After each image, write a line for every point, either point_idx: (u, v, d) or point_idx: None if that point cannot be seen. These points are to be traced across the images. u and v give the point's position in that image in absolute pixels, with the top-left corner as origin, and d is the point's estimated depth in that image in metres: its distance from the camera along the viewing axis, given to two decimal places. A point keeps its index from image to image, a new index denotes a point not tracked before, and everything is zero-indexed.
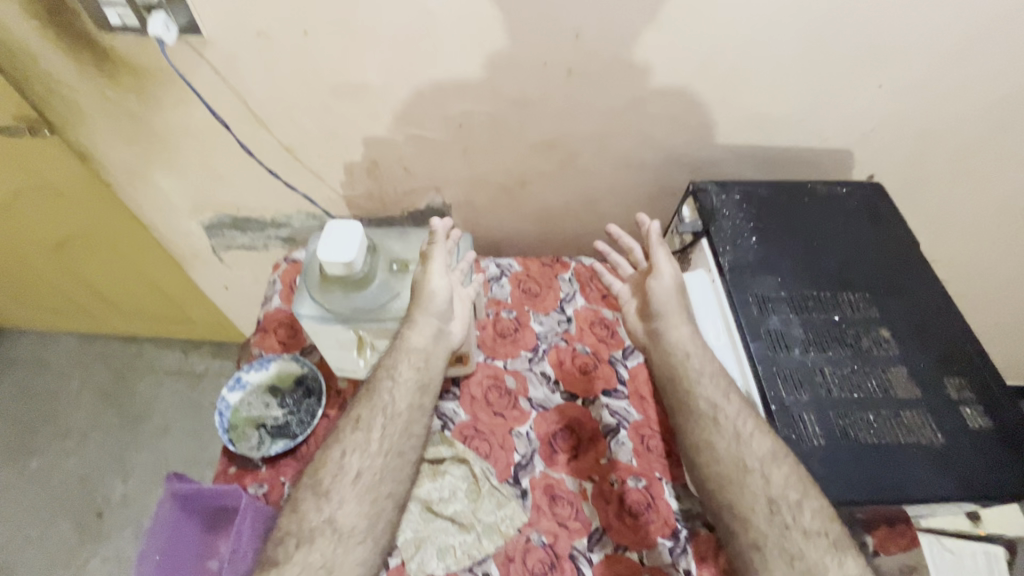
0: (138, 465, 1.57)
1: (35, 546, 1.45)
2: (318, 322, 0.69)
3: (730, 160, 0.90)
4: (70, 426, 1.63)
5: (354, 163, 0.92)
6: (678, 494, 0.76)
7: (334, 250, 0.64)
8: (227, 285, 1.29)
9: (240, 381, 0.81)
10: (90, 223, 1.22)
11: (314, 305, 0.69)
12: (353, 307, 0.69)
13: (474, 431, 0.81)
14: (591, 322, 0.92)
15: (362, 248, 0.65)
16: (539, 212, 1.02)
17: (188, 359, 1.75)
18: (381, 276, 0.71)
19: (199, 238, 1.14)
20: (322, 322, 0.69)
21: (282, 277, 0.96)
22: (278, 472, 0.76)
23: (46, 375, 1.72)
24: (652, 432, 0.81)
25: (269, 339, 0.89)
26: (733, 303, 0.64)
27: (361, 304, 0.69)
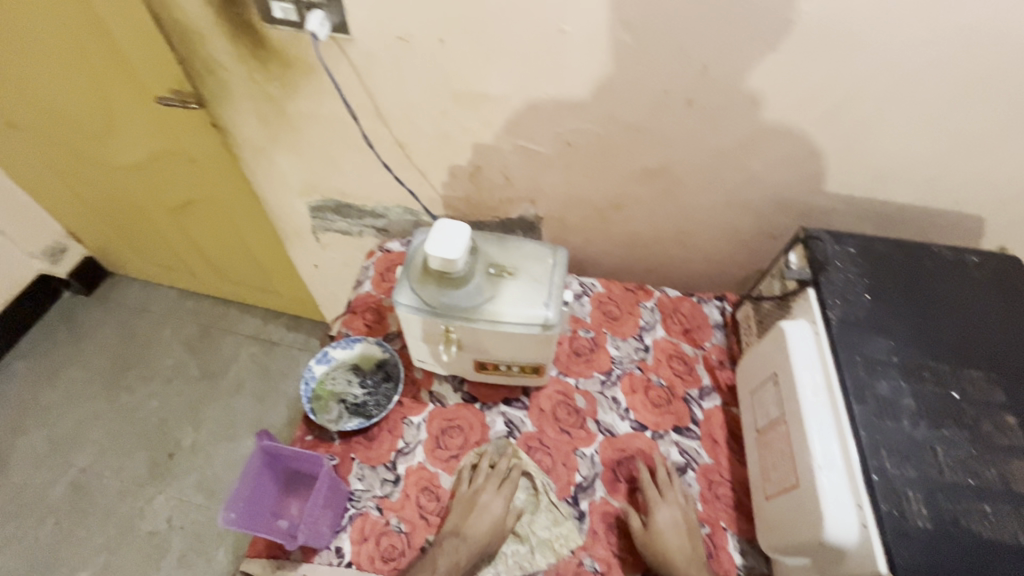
0: (210, 416, 1.69)
1: (112, 473, 1.58)
2: (414, 313, 0.72)
3: (841, 211, 0.87)
4: (158, 370, 1.78)
5: (458, 167, 0.96)
6: (743, 549, 0.73)
7: (438, 244, 0.67)
8: (317, 264, 1.38)
9: (327, 356, 0.86)
10: (211, 190, 1.34)
11: (412, 295, 0.71)
12: (446, 303, 0.70)
13: (539, 443, 0.81)
14: (670, 354, 0.90)
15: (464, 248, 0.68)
16: (628, 238, 1.02)
17: (266, 327, 1.87)
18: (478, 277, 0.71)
19: (303, 217, 1.22)
20: (416, 313, 0.71)
21: (375, 265, 1.01)
22: (349, 448, 0.79)
23: (145, 321, 1.89)
24: (721, 479, 0.78)
25: (357, 321, 0.94)
26: (839, 361, 0.61)
27: (455, 302, 0.70)
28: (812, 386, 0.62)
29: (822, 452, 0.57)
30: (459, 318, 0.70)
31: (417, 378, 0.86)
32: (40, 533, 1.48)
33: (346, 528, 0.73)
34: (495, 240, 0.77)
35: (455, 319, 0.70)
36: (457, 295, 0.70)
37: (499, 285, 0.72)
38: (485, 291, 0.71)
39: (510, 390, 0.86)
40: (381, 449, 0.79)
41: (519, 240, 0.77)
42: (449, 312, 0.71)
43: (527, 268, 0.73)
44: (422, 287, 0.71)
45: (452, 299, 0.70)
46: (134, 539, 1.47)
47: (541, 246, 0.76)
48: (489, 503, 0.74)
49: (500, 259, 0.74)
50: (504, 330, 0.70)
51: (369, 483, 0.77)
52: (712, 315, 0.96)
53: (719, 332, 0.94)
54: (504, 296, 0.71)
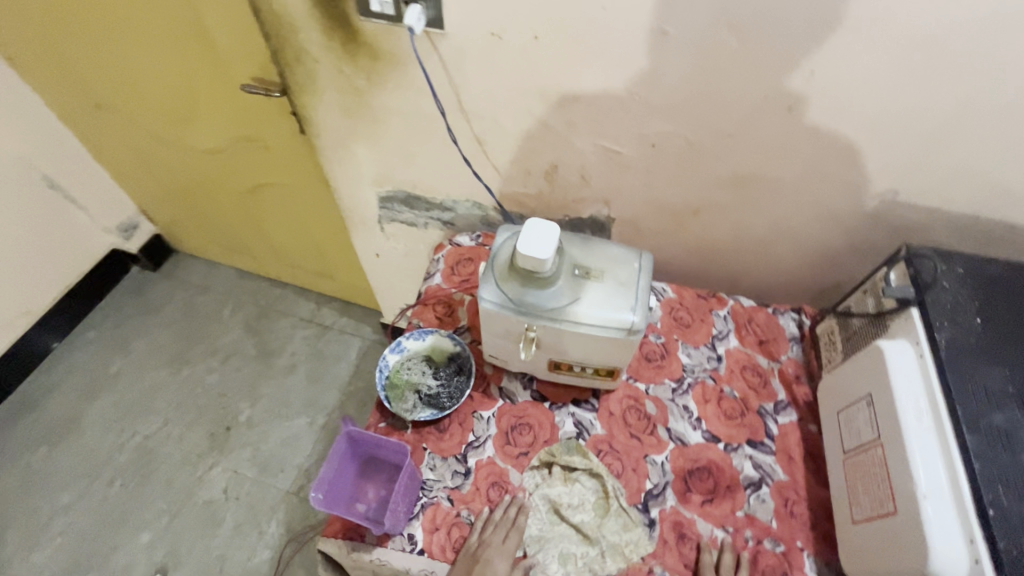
0: (265, 394, 1.75)
1: (174, 442, 1.66)
2: (497, 309, 0.72)
3: (939, 227, 0.83)
4: (219, 346, 1.86)
5: (535, 164, 0.96)
6: (819, 571, 0.71)
7: (529, 243, 0.66)
8: (379, 253, 1.40)
9: (400, 345, 0.88)
10: (283, 176, 1.38)
11: (496, 291, 0.72)
12: (531, 301, 0.70)
13: (609, 447, 0.80)
14: (743, 365, 0.88)
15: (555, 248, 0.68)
16: (702, 244, 1.00)
17: (320, 311, 1.92)
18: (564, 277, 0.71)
19: (371, 207, 1.25)
20: (500, 310, 0.72)
21: (445, 258, 1.02)
22: (421, 437, 0.81)
23: (207, 299, 1.97)
24: (797, 497, 0.76)
25: (428, 313, 0.95)
26: (948, 387, 0.58)
27: (540, 301, 0.70)
28: (916, 411, 0.59)
29: (927, 481, 0.55)
30: (543, 317, 0.70)
31: (487, 373, 0.87)
32: (108, 493, 1.57)
33: (418, 517, 0.74)
34: (578, 242, 0.76)
35: (539, 318, 0.70)
36: (542, 294, 0.70)
37: (584, 287, 0.71)
38: (570, 292, 0.71)
39: (579, 391, 0.85)
40: (452, 441, 0.81)
41: (601, 243, 0.76)
42: (534, 311, 0.71)
43: (612, 271, 0.73)
44: (507, 284, 0.71)
45: (537, 298, 0.70)
46: (193, 506, 1.54)
47: (625, 250, 0.76)
48: (497, 562, 0.70)
49: (585, 261, 0.74)
50: (588, 331, 0.70)
51: (440, 474, 0.78)
52: (787, 328, 0.93)
53: (795, 345, 0.91)
54: (589, 298, 0.70)
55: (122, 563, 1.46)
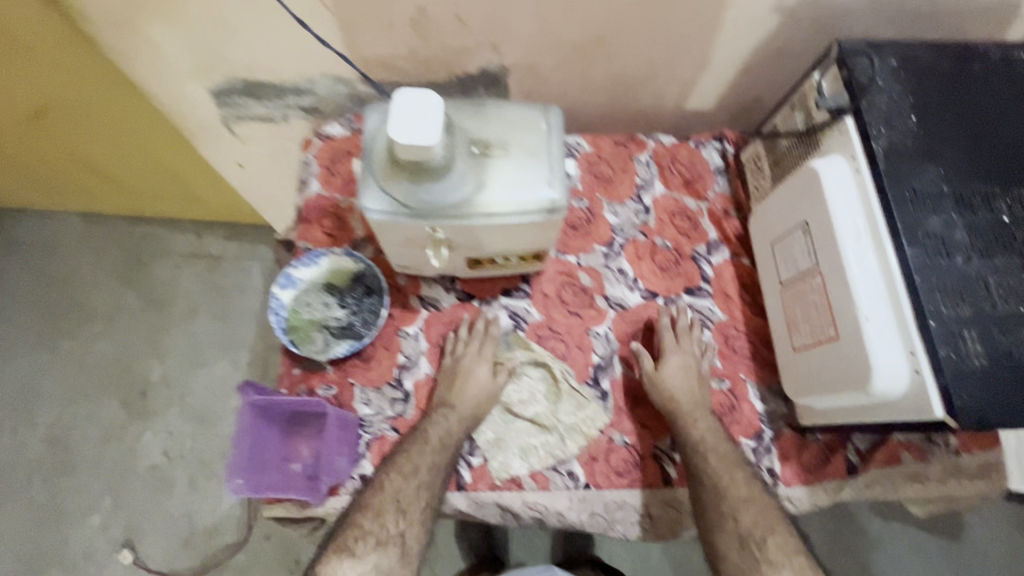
0: (172, 346, 1.56)
1: (86, 421, 1.49)
2: (389, 218, 0.58)
3: (865, 13, 0.73)
4: (95, 308, 1.59)
5: (395, 12, 0.74)
6: (763, 396, 0.74)
7: (406, 126, 0.51)
8: (242, 163, 1.15)
9: (291, 279, 0.74)
10: (71, 85, 1.03)
11: (382, 197, 0.57)
12: (429, 200, 0.57)
13: (550, 330, 0.75)
14: (672, 212, 0.82)
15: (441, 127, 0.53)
16: (613, 80, 0.86)
17: (201, 241, 1.66)
18: (461, 162, 0.57)
19: (206, 106, 0.97)
20: (394, 218, 0.58)
21: (317, 158, 0.82)
22: (345, 374, 0.72)
23: (55, 257, 1.63)
24: (737, 333, 0.77)
25: (315, 230, 0.79)
26: (887, 200, 0.54)
27: (439, 196, 0.57)
28: (854, 233, 0.56)
29: (867, 302, 0.54)
30: (447, 214, 0.58)
31: (402, 284, 0.76)
32: (32, 491, 1.42)
33: (364, 456, 0.69)
34: (467, 112, 0.61)
35: (443, 218, 0.58)
36: (438, 187, 0.57)
37: (487, 167, 0.58)
38: (473, 176, 0.58)
39: (508, 281, 0.77)
40: (381, 369, 0.72)
41: (495, 108, 0.62)
42: (434, 211, 0.58)
43: (515, 139, 0.60)
44: (392, 184, 0.57)
45: (435, 193, 0.57)
46: (136, 477, 1.44)
47: (525, 110, 0.62)
48: (473, 375, 0.71)
49: (480, 134, 0.60)
50: (503, 221, 0.59)
51: (377, 406, 0.71)
52: (712, 160, 0.86)
53: (721, 178, 0.85)
54: (496, 181, 0.58)
55: (81, 550, 1.38)
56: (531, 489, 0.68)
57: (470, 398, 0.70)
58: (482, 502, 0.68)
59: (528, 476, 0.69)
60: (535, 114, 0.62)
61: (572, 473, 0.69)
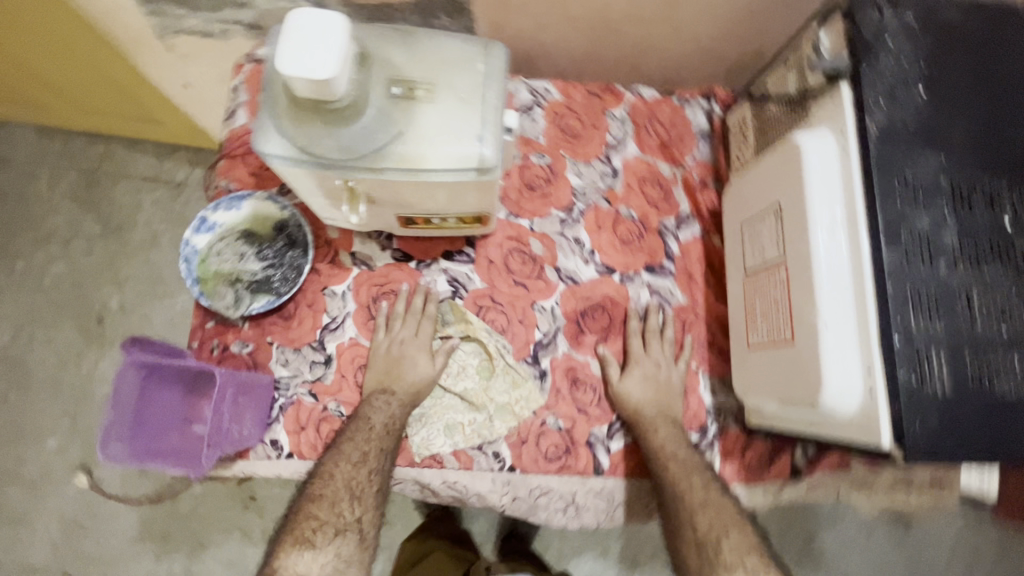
0: (131, 275, 1.50)
1: (43, 345, 1.46)
2: (291, 166, 0.50)
3: None
4: (51, 229, 1.52)
5: None
6: (713, 389, 0.68)
7: (296, 56, 0.42)
8: (187, 83, 1.04)
9: (206, 222, 0.66)
10: None
11: (281, 139, 0.49)
12: (335, 146, 0.48)
13: (491, 301, 0.69)
14: (643, 178, 0.74)
15: (345, 58, 0.43)
16: (593, 18, 0.74)
17: (163, 166, 1.56)
18: (377, 103, 0.48)
19: (135, 14, 0.85)
20: (296, 166, 0.50)
21: (247, 84, 0.73)
22: (263, 331, 0.66)
23: (9, 171, 1.54)
24: (695, 319, 0.70)
25: (239, 168, 0.71)
26: (872, 189, 0.46)
27: (348, 143, 0.48)
28: (829, 223, 0.48)
29: (829, 307, 0.47)
30: (358, 165, 0.49)
31: (333, 238, 0.69)
32: None
33: (278, 420, 0.64)
34: (392, 40, 0.51)
35: (353, 169, 0.49)
36: (347, 132, 0.48)
37: (409, 110, 0.49)
38: (390, 121, 0.49)
39: (450, 242, 0.70)
40: (303, 329, 0.66)
41: (428, 37, 0.52)
42: (344, 161, 0.49)
43: (446, 79, 0.50)
44: (292, 124, 0.48)
45: (342, 139, 0.48)
46: (93, 404, 1.43)
47: (464, 44, 0.52)
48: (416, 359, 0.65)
49: (404, 70, 0.50)
50: (425, 179, 0.51)
51: (295, 368, 0.66)
52: (696, 121, 0.76)
53: (704, 143, 0.76)
54: (418, 129, 0.49)
55: (38, 470, 1.38)
56: (452, 468, 0.65)
57: (410, 385, 0.64)
58: (399, 478, 0.65)
59: (450, 454, 0.65)
60: (474, 50, 0.52)
61: (498, 454, 0.65)
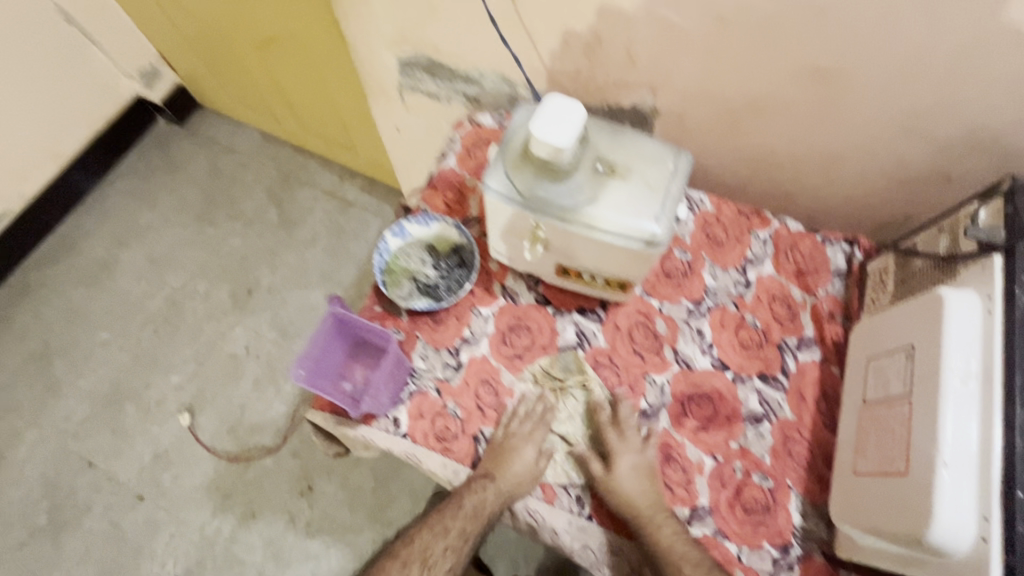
0: (285, 263, 1.77)
1: (200, 298, 1.73)
2: (503, 203, 0.64)
3: None
4: (243, 210, 1.85)
5: (575, 34, 0.81)
6: (804, 511, 0.68)
7: (548, 125, 0.57)
8: (399, 128, 1.29)
9: (403, 230, 0.82)
10: (300, 27, 1.24)
11: (504, 182, 0.63)
12: (543, 197, 0.62)
13: (608, 361, 0.76)
14: (773, 295, 0.80)
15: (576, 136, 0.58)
16: (757, 153, 0.86)
17: (342, 185, 1.87)
18: (583, 174, 0.62)
19: (391, 72, 1.12)
20: (507, 204, 0.63)
21: (462, 139, 0.92)
22: (415, 326, 0.78)
23: (231, 160, 1.93)
24: (798, 438, 0.72)
25: (437, 198, 0.88)
26: (1012, 352, 0.50)
27: (554, 197, 0.61)
28: (963, 372, 0.52)
29: (953, 448, 0.49)
30: (555, 216, 0.62)
31: (492, 269, 0.82)
32: (141, 337, 1.67)
33: (404, 402, 0.74)
34: (604, 132, 0.66)
35: (550, 217, 0.62)
36: (556, 189, 0.61)
37: (605, 185, 0.62)
38: (589, 189, 0.62)
39: (587, 300, 0.80)
40: (447, 334, 0.77)
41: (632, 137, 0.66)
42: (543, 208, 0.62)
43: (640, 170, 0.63)
44: (517, 174, 0.63)
45: (550, 193, 0.61)
46: (217, 358, 1.64)
47: (658, 148, 0.66)
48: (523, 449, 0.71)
49: (609, 155, 0.64)
50: (599, 238, 0.62)
51: (431, 364, 0.76)
52: (835, 260, 0.82)
53: (838, 281, 0.81)
54: (607, 201, 0.61)
55: (155, 399, 1.59)
56: (536, 497, 0.71)
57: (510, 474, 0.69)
58: None
59: (538, 482, 0.71)
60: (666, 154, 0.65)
61: (579, 497, 0.71)
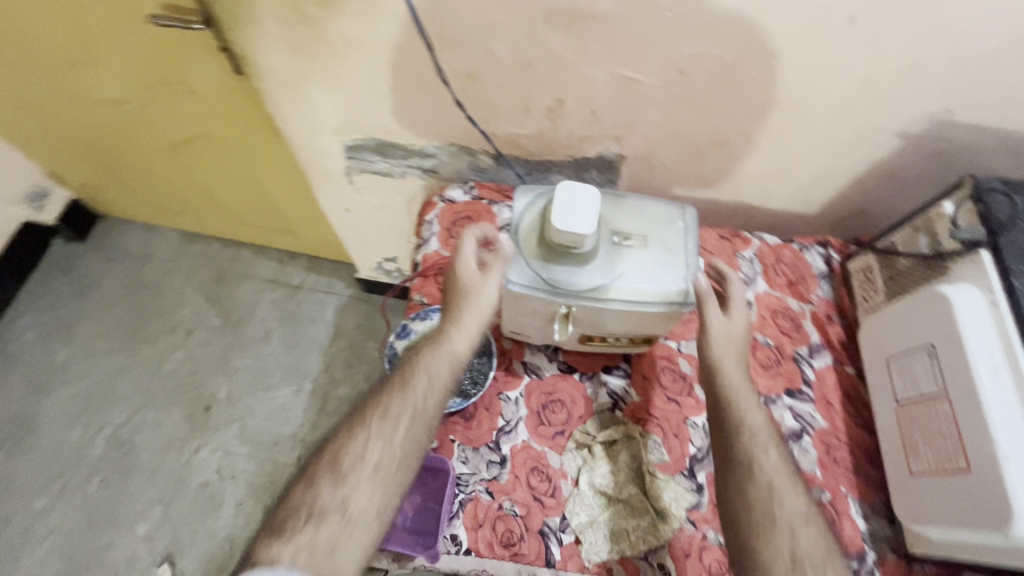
0: (241, 366, 1.62)
1: (150, 428, 1.54)
2: (527, 293, 0.63)
3: (989, 149, 0.76)
4: (178, 320, 1.68)
5: (535, 100, 0.82)
6: (866, 514, 0.71)
7: (569, 214, 0.57)
8: (349, 208, 1.24)
9: (406, 331, 0.80)
10: (220, 125, 1.16)
11: (525, 272, 0.63)
12: (568, 280, 0.61)
13: (648, 414, 0.76)
14: (775, 311, 0.84)
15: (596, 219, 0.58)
16: (722, 178, 0.91)
17: (284, 270, 1.76)
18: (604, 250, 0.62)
19: (336, 158, 1.07)
20: (532, 293, 0.63)
21: (438, 220, 0.89)
22: (446, 429, 0.74)
23: (152, 268, 1.75)
24: (839, 443, 0.75)
25: (429, 285, 0.84)
26: None
27: (579, 277, 0.61)
28: (991, 364, 0.56)
29: (1008, 439, 0.53)
30: (585, 296, 0.61)
31: (507, 348, 0.80)
32: (88, 491, 1.46)
33: (458, 515, 0.69)
34: (608, 201, 0.67)
35: (580, 299, 0.62)
36: (580, 270, 0.61)
37: (625, 255, 0.63)
38: (612, 263, 0.62)
39: (609, 357, 0.80)
40: (481, 430, 0.74)
41: (635, 201, 0.67)
42: (571, 292, 0.62)
43: (653, 234, 0.65)
44: (537, 261, 0.62)
45: (576, 275, 0.61)
46: (187, 491, 1.47)
47: (662, 208, 0.68)
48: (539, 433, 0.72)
49: (621, 225, 0.65)
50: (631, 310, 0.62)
51: (474, 466, 0.72)
52: (816, 264, 0.88)
53: (824, 283, 0.87)
54: (632, 271, 0.62)
55: (123, 558, 1.39)
56: None
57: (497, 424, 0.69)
58: None
59: (617, 562, 0.67)
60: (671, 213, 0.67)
61: (662, 566, 0.68)
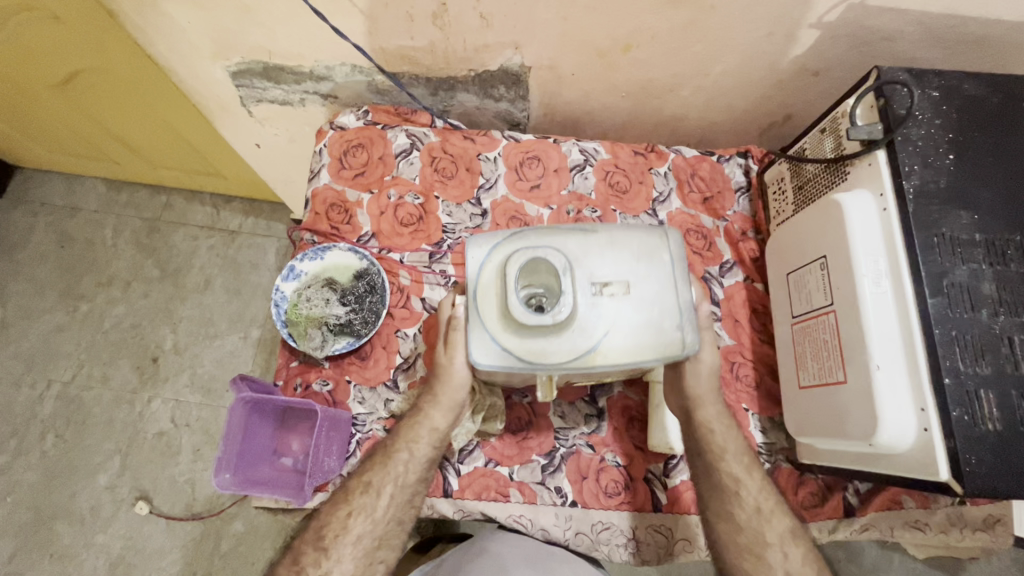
0: (185, 317, 1.55)
1: (100, 385, 1.49)
2: (503, 369, 0.55)
3: (912, 36, 0.69)
4: (114, 273, 1.59)
5: (416, 6, 0.72)
6: (764, 427, 0.71)
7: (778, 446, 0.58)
8: (260, 143, 1.14)
9: (294, 271, 0.75)
10: (95, 60, 1.02)
11: (496, 349, 0.54)
12: (549, 352, 0.53)
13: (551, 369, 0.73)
14: (687, 228, 0.80)
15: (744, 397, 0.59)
16: (636, 87, 0.83)
17: (220, 215, 1.64)
18: (585, 313, 0.53)
19: (226, 85, 0.95)
20: (510, 369, 0.55)
21: (329, 149, 0.81)
22: (342, 370, 0.72)
23: (79, 220, 1.63)
24: (743, 360, 0.74)
25: (321, 222, 0.78)
26: (913, 244, 0.51)
27: (559, 349, 0.53)
28: (874, 274, 0.53)
29: (882, 351, 0.51)
30: (569, 366, 0.53)
31: (405, 284, 0.76)
32: (45, 448, 1.44)
33: (355, 454, 0.69)
34: (577, 240, 0.56)
35: (567, 370, 0.53)
36: (557, 340, 0.52)
37: (608, 309, 0.54)
38: (597, 322, 0.53)
39: None
40: (377, 368, 0.72)
41: (610, 239, 0.56)
42: (552, 363, 0.53)
43: (637, 278, 0.55)
44: (510, 335, 0.54)
45: (561, 348, 0.53)
46: (144, 442, 1.44)
47: (642, 237, 0.57)
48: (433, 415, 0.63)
49: (598, 271, 0.55)
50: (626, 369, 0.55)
51: (371, 405, 0.71)
52: (734, 176, 0.83)
53: (742, 197, 0.83)
54: (622, 330, 0.54)
55: (88, 507, 1.39)
56: (517, 503, 0.68)
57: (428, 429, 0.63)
58: (467, 509, 0.68)
59: (515, 489, 0.68)
60: (653, 245, 0.57)
61: (560, 489, 0.69)
